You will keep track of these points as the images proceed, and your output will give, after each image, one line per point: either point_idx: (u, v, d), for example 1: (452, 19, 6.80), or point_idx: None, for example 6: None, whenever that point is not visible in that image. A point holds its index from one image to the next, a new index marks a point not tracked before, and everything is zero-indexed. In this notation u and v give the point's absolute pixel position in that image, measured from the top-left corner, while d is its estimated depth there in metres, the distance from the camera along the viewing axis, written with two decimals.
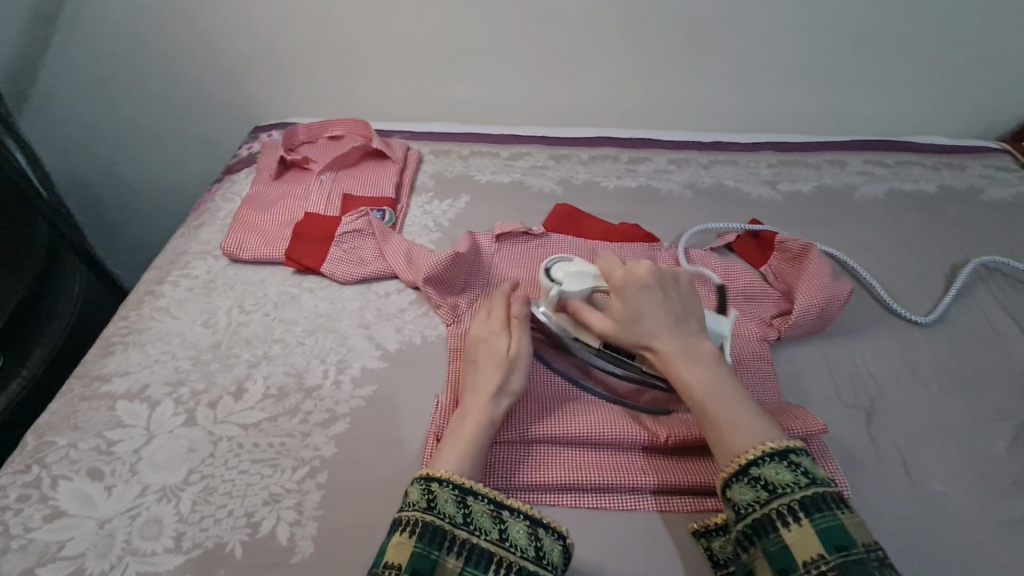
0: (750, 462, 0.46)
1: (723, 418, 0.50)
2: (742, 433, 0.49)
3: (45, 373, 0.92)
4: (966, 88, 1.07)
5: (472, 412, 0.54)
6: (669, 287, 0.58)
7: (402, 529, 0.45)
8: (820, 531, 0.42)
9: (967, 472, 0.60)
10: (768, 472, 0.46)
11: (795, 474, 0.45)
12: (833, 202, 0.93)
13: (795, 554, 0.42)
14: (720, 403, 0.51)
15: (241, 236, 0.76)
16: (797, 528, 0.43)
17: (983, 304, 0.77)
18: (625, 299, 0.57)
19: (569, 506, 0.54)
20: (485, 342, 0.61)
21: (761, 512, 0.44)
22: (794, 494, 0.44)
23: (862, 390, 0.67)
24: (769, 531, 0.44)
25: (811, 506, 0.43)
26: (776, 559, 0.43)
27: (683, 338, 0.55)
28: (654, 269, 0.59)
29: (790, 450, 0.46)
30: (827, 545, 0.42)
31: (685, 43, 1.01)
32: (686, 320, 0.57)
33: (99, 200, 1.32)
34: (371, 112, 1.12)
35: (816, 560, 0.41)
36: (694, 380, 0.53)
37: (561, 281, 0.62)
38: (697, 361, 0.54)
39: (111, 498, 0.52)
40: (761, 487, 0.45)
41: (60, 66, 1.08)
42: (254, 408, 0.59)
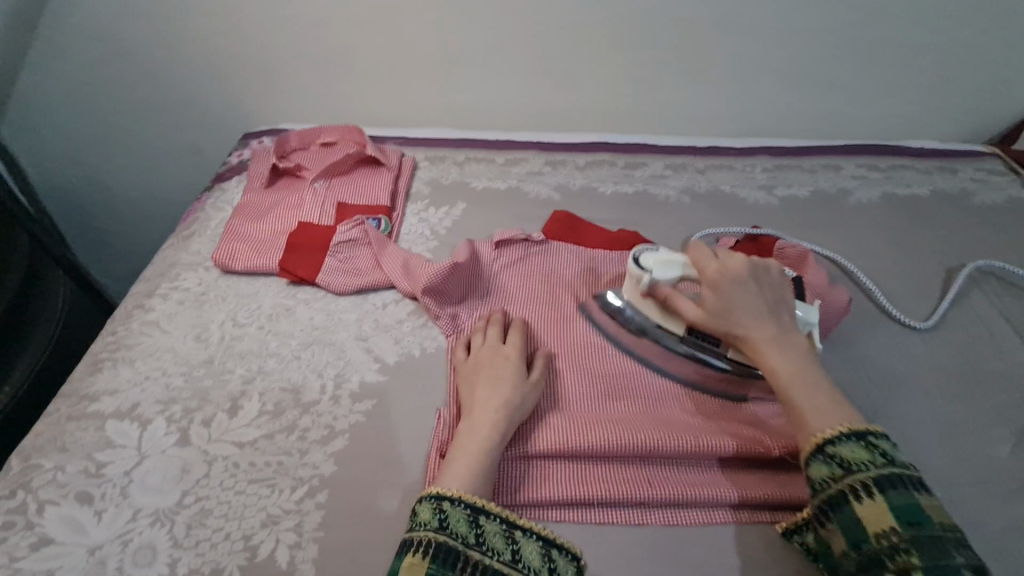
0: (829, 441, 0.47)
1: (804, 403, 0.50)
2: (822, 416, 0.49)
3: (29, 388, 0.89)
4: (956, 93, 1.08)
5: (482, 426, 0.53)
6: (763, 280, 0.58)
7: (415, 550, 0.43)
8: (893, 506, 0.42)
9: (972, 479, 0.60)
10: (843, 451, 0.46)
11: (872, 454, 0.45)
12: (829, 207, 0.93)
13: (867, 526, 0.43)
14: (803, 391, 0.51)
15: (233, 246, 0.74)
16: (870, 503, 0.43)
17: (979, 308, 0.78)
18: (718, 287, 0.57)
19: (576, 522, 0.53)
20: (503, 361, 0.60)
21: (835, 488, 0.45)
22: (871, 472, 0.44)
23: (865, 397, 0.67)
24: (842, 506, 0.44)
25: (886, 484, 0.43)
26: (849, 531, 0.43)
27: (773, 328, 0.56)
28: (748, 261, 0.59)
29: (869, 433, 0.47)
30: (900, 520, 0.42)
31: (679, 48, 1.00)
32: (778, 313, 0.57)
33: (83, 208, 1.29)
34: (364, 117, 1.11)
35: (887, 533, 0.42)
36: (779, 368, 0.53)
37: (651, 269, 0.63)
38: (785, 350, 0.54)
39: (101, 524, 0.50)
40: (837, 464, 0.46)
41: (40, 71, 1.05)
42: (250, 426, 0.58)
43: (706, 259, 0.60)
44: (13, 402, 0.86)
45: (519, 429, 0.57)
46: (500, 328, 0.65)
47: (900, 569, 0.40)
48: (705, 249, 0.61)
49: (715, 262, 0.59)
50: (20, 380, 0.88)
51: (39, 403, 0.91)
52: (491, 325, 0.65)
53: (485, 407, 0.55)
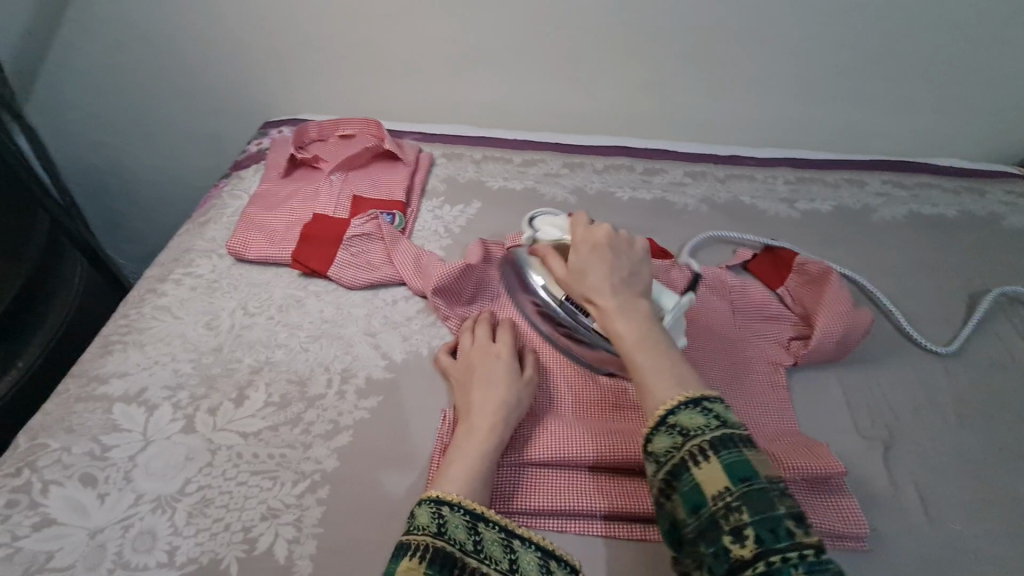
0: (667, 411, 0.43)
1: (642, 365, 0.48)
2: (655, 379, 0.46)
3: (41, 365, 0.90)
4: (989, 111, 1.05)
5: (481, 428, 0.53)
6: (621, 250, 0.57)
7: (412, 555, 0.42)
8: (728, 465, 0.39)
9: (987, 512, 0.58)
10: (682, 418, 0.43)
11: (707, 418, 0.42)
12: (852, 223, 0.91)
13: (703, 490, 0.39)
14: (645, 352, 0.49)
15: (248, 235, 0.74)
16: (708, 466, 0.40)
17: (1004, 335, 0.75)
18: (579, 252, 0.57)
19: (577, 533, 0.52)
20: (496, 361, 0.59)
21: (677, 457, 0.41)
22: (707, 435, 0.41)
23: (880, 422, 0.65)
24: (682, 473, 0.40)
25: (720, 444, 0.40)
26: (689, 498, 0.39)
27: (625, 296, 0.53)
28: (613, 231, 0.58)
29: (704, 397, 0.43)
30: (733, 478, 0.38)
31: (704, 53, 0.98)
32: (632, 281, 0.55)
33: (103, 188, 1.30)
34: (383, 112, 1.11)
35: (722, 493, 0.38)
36: (623, 330, 0.51)
37: (539, 231, 0.66)
38: (634, 316, 0.52)
39: (104, 507, 0.50)
40: (677, 432, 0.42)
41: (66, 53, 1.06)
42: (255, 416, 0.57)
43: (581, 226, 0.60)
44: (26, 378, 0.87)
45: (513, 436, 0.56)
46: (488, 326, 0.64)
47: (733, 529, 0.36)
48: (584, 218, 0.61)
49: (583, 230, 0.59)
50: (33, 356, 0.89)
51: (51, 381, 0.92)
52: (482, 322, 0.65)
53: (483, 410, 0.54)
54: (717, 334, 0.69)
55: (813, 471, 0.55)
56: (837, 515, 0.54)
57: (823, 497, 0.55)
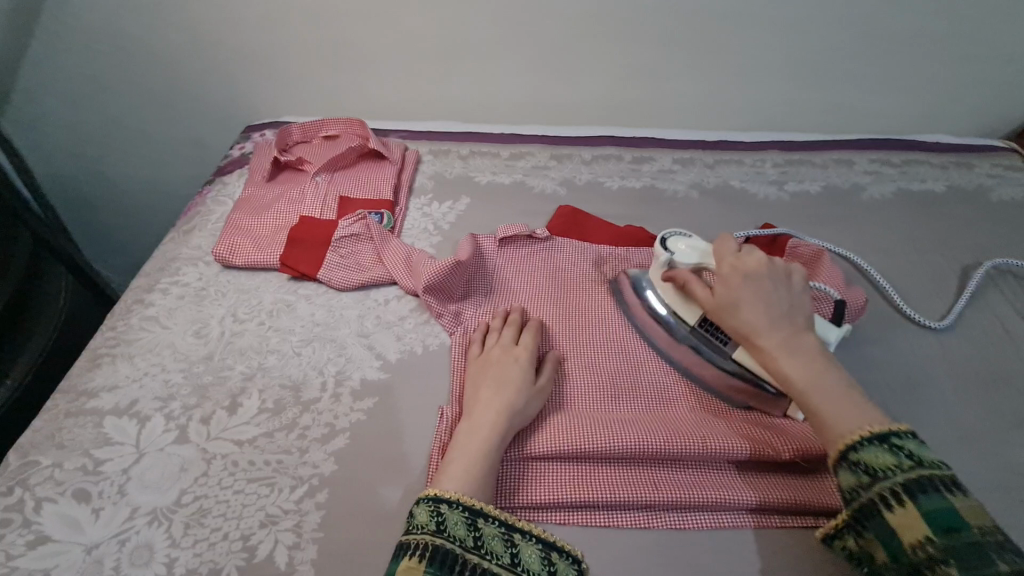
0: (849, 447, 0.44)
1: (824, 408, 0.48)
2: (843, 423, 0.46)
3: (43, 363, 0.92)
4: (974, 85, 1.05)
5: (483, 429, 0.52)
6: (775, 278, 0.56)
7: (411, 554, 0.42)
8: (927, 512, 0.39)
9: (987, 484, 0.58)
10: (867, 457, 0.43)
11: (897, 458, 0.42)
12: (841, 203, 0.91)
13: (900, 537, 0.40)
14: (822, 393, 0.48)
15: (234, 240, 0.73)
16: (903, 511, 0.40)
17: (996, 308, 0.76)
18: (728, 282, 0.57)
19: (579, 525, 0.52)
20: (512, 362, 0.59)
21: (864, 497, 0.42)
22: (898, 477, 0.41)
23: (878, 399, 0.65)
24: (875, 515, 0.42)
25: (916, 489, 0.40)
26: (886, 541, 0.41)
27: (787, 331, 0.53)
28: (766, 262, 0.57)
29: (892, 435, 0.44)
30: (935, 528, 0.39)
31: (687, 39, 0.98)
32: (793, 312, 0.54)
33: (86, 201, 1.28)
34: (367, 111, 1.10)
35: (921, 543, 0.39)
36: (791, 368, 0.51)
37: (674, 251, 0.64)
38: (801, 352, 0.52)
39: (99, 522, 0.49)
40: (862, 471, 0.43)
41: (40, 64, 1.04)
42: (250, 423, 0.57)
43: (729, 254, 0.59)
44: (29, 378, 0.88)
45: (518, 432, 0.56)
46: (516, 327, 0.64)
47: None
48: (730, 244, 0.61)
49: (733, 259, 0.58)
50: (28, 364, 0.89)
51: (50, 384, 0.92)
52: (511, 325, 0.64)
53: (487, 408, 0.54)
54: None
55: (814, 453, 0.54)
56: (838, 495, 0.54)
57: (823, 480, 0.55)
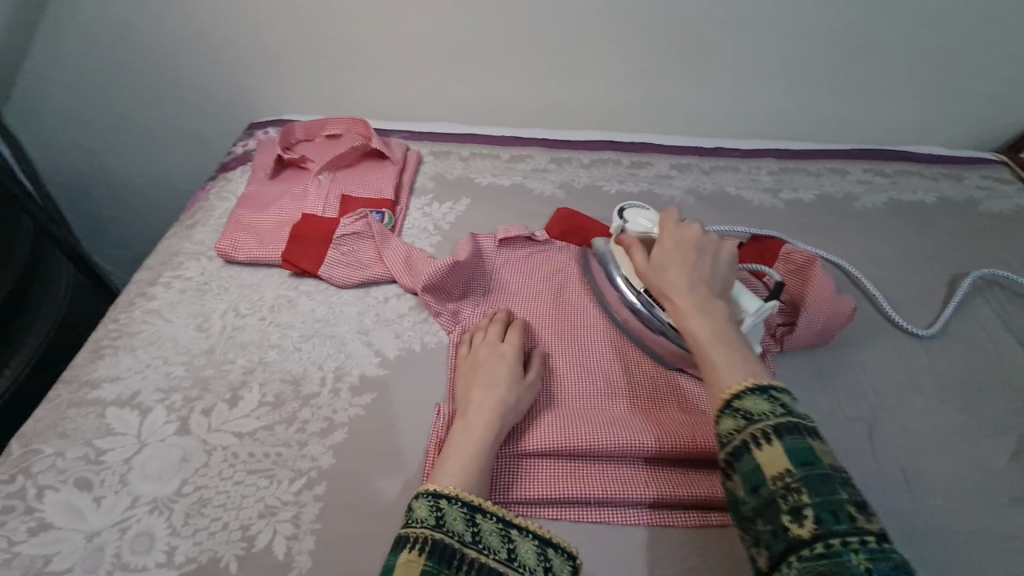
0: (731, 395, 0.45)
1: (715, 358, 0.48)
2: (728, 373, 0.46)
3: (43, 355, 0.92)
4: (966, 99, 1.07)
5: (478, 426, 0.54)
6: (708, 252, 0.58)
7: (411, 547, 0.43)
8: (788, 449, 0.40)
9: (969, 488, 0.60)
10: (746, 403, 0.44)
11: (772, 405, 0.43)
12: (835, 211, 0.93)
13: (764, 471, 0.40)
14: (716, 349, 0.49)
15: (237, 236, 0.74)
16: (769, 449, 0.40)
17: (982, 317, 0.77)
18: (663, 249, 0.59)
19: (571, 521, 0.53)
20: (500, 360, 0.60)
21: (738, 438, 0.42)
22: (770, 420, 0.42)
23: (866, 404, 0.66)
24: (743, 454, 0.41)
25: (783, 430, 0.41)
26: (748, 478, 0.41)
27: (700, 293, 0.54)
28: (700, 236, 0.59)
29: (772, 386, 0.44)
30: (794, 462, 0.39)
31: (684, 47, 1.00)
32: (713, 283, 0.55)
33: (86, 193, 1.29)
34: (370, 111, 1.11)
35: (783, 475, 0.39)
36: (699, 327, 0.51)
37: (626, 220, 0.69)
38: (708, 313, 0.52)
39: (100, 510, 0.50)
40: (739, 416, 0.43)
41: (45, 57, 1.05)
42: (250, 416, 0.58)
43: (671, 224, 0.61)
44: (29, 368, 0.89)
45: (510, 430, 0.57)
46: (503, 325, 0.65)
47: (791, 509, 0.38)
48: (675, 215, 0.62)
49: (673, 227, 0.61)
50: (27, 355, 0.90)
51: (50, 376, 0.93)
52: (499, 322, 0.65)
53: (480, 407, 0.55)
54: None
55: None
56: None
57: None
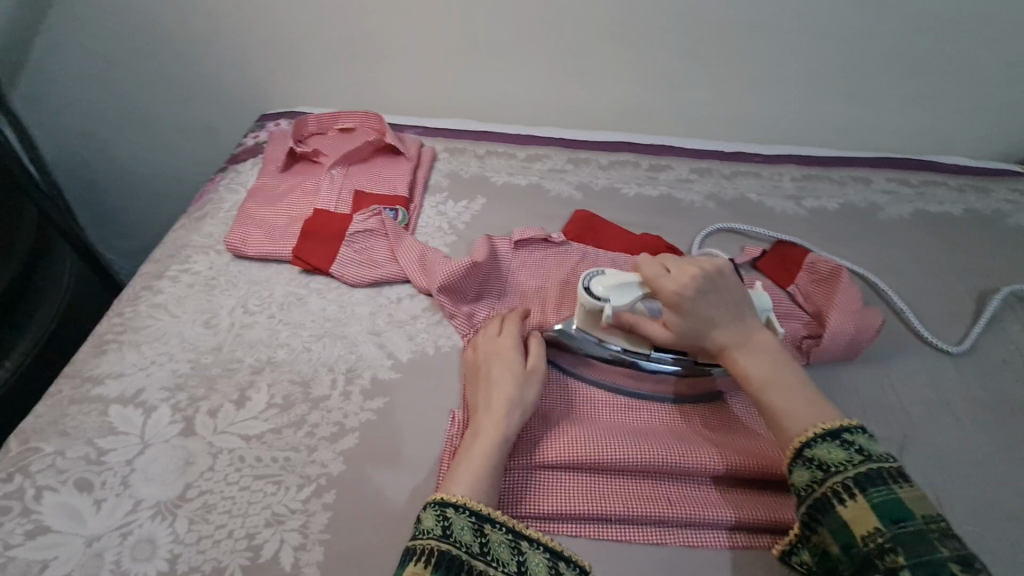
0: (804, 443, 0.45)
1: (782, 405, 0.48)
2: (802, 419, 0.47)
3: (45, 346, 0.90)
4: (994, 110, 1.05)
5: (487, 429, 0.51)
6: (721, 287, 0.55)
7: (417, 559, 0.42)
8: (876, 504, 0.40)
9: (1003, 513, 0.57)
10: (819, 452, 0.44)
11: (848, 453, 0.43)
12: (859, 221, 0.90)
13: (853, 529, 0.40)
14: (777, 392, 0.49)
15: (247, 230, 0.72)
16: (854, 504, 0.41)
17: (1012, 335, 0.75)
18: (676, 307, 0.55)
19: (591, 538, 0.51)
20: (499, 357, 0.58)
21: (819, 492, 0.43)
22: (848, 471, 0.42)
23: (893, 422, 0.64)
24: (828, 509, 0.42)
25: (866, 482, 0.42)
26: (838, 535, 0.41)
27: (738, 333, 0.53)
28: (700, 272, 0.56)
29: (843, 429, 0.44)
30: (884, 519, 0.40)
31: (706, 49, 0.97)
32: (742, 317, 0.55)
33: (92, 181, 1.27)
34: (383, 106, 1.09)
35: (873, 534, 0.39)
36: (752, 370, 0.51)
37: (605, 297, 0.57)
38: (756, 354, 0.52)
39: (101, 514, 0.48)
40: (815, 466, 0.44)
41: (55, 41, 1.03)
42: (257, 418, 0.56)
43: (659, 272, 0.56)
44: (30, 359, 0.87)
45: (523, 438, 0.55)
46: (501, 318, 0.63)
47: (889, 569, 0.38)
48: (657, 261, 0.58)
49: (667, 277, 0.56)
50: (28, 346, 0.88)
51: (52, 367, 0.91)
52: (495, 321, 0.63)
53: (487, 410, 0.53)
54: None
55: None
56: None
57: None
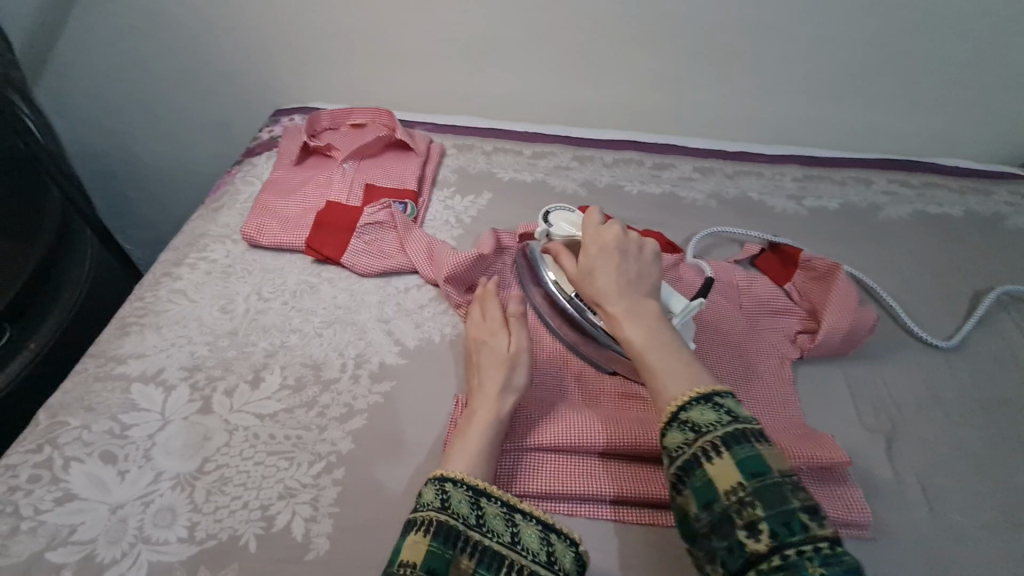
0: (678, 406, 0.45)
1: (657, 367, 0.48)
2: (670, 382, 0.46)
3: (69, 328, 0.94)
4: (997, 113, 1.05)
5: (483, 410, 0.54)
6: (628, 250, 0.58)
7: (417, 529, 0.44)
8: (739, 461, 0.40)
9: (987, 505, 0.59)
10: (693, 414, 0.44)
11: (718, 414, 0.43)
12: (858, 221, 0.92)
13: (717, 486, 0.40)
14: (656, 355, 0.49)
15: (262, 221, 0.75)
16: (720, 461, 0.41)
17: (1007, 335, 0.76)
18: (590, 253, 0.58)
19: (588, 518, 0.53)
20: (485, 344, 0.61)
21: (689, 453, 0.42)
22: (718, 431, 0.42)
23: (884, 415, 0.66)
24: (695, 469, 0.41)
25: (732, 440, 0.41)
26: (701, 492, 0.41)
27: (633, 298, 0.54)
28: (620, 234, 0.59)
29: (715, 393, 0.45)
30: (745, 474, 0.40)
31: (712, 50, 0.99)
32: (642, 285, 0.55)
33: (111, 173, 1.31)
34: (394, 102, 1.11)
35: (735, 489, 0.39)
36: (635, 333, 0.51)
37: (551, 224, 0.67)
38: (643, 320, 0.52)
39: (124, 484, 0.51)
40: (689, 429, 0.43)
41: (78, 37, 1.06)
42: (271, 398, 0.58)
43: (593, 224, 0.61)
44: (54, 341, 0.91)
45: (520, 422, 0.58)
46: (481, 303, 0.66)
47: (746, 523, 0.38)
48: (596, 214, 0.62)
49: (595, 229, 0.60)
50: (54, 327, 0.92)
51: (76, 348, 0.95)
52: (477, 306, 0.66)
53: (482, 394, 0.56)
54: (723, 326, 0.70)
55: (823, 463, 0.55)
56: (840, 504, 0.55)
57: (826, 487, 0.56)
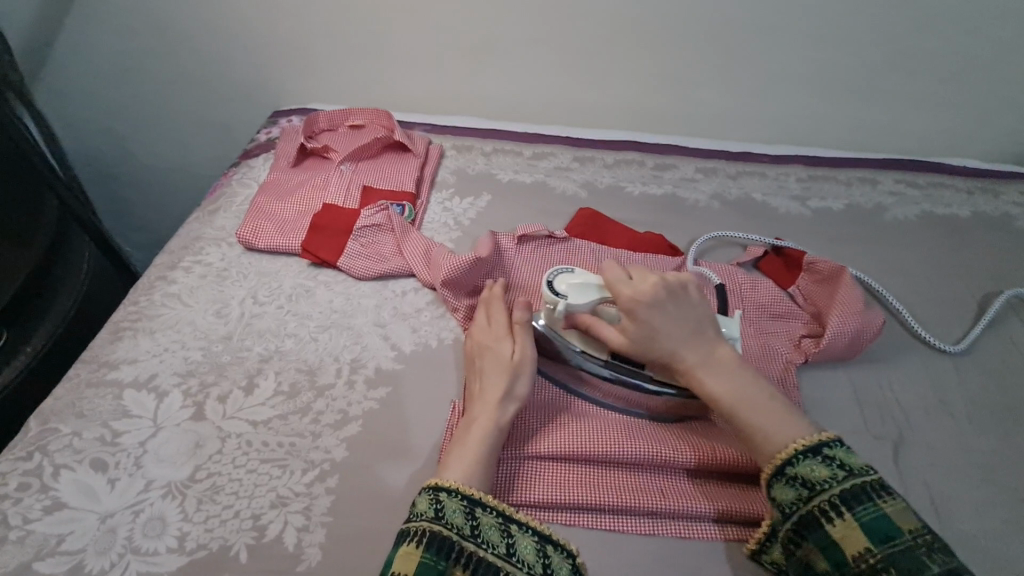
0: (785, 462, 0.47)
1: (756, 423, 0.50)
2: (779, 436, 0.49)
3: (66, 331, 0.94)
4: (1005, 111, 1.04)
5: (481, 418, 0.53)
6: (678, 294, 0.57)
7: (410, 540, 0.43)
8: (864, 523, 0.43)
9: (997, 514, 0.57)
10: (803, 469, 0.46)
11: (831, 469, 0.46)
12: (864, 222, 0.90)
13: (843, 547, 0.43)
14: (750, 408, 0.51)
15: (258, 223, 0.74)
16: (842, 523, 0.43)
17: (1017, 338, 0.75)
18: (637, 316, 0.56)
19: (584, 527, 0.52)
20: (489, 350, 0.59)
21: (805, 510, 0.45)
22: (834, 488, 0.45)
23: (890, 421, 0.65)
24: (816, 528, 0.44)
25: (852, 499, 0.44)
26: (828, 552, 0.43)
27: (704, 351, 0.55)
28: (661, 282, 0.57)
29: (823, 444, 0.47)
30: (873, 537, 0.42)
31: (714, 49, 0.98)
32: (703, 331, 0.56)
33: (110, 175, 1.30)
34: (393, 102, 1.10)
35: (864, 553, 0.42)
36: (721, 388, 0.52)
37: (565, 294, 0.59)
38: (722, 372, 0.53)
39: (114, 492, 0.50)
40: (800, 485, 0.46)
41: (76, 39, 1.06)
42: (265, 405, 0.57)
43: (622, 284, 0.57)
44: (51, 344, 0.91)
45: (517, 430, 0.57)
46: (487, 308, 0.65)
47: None
48: (619, 270, 0.59)
49: (630, 287, 0.57)
50: (51, 329, 0.92)
51: (72, 350, 0.95)
52: (483, 309, 0.65)
53: (482, 401, 0.55)
54: None
55: None
56: None
57: None
